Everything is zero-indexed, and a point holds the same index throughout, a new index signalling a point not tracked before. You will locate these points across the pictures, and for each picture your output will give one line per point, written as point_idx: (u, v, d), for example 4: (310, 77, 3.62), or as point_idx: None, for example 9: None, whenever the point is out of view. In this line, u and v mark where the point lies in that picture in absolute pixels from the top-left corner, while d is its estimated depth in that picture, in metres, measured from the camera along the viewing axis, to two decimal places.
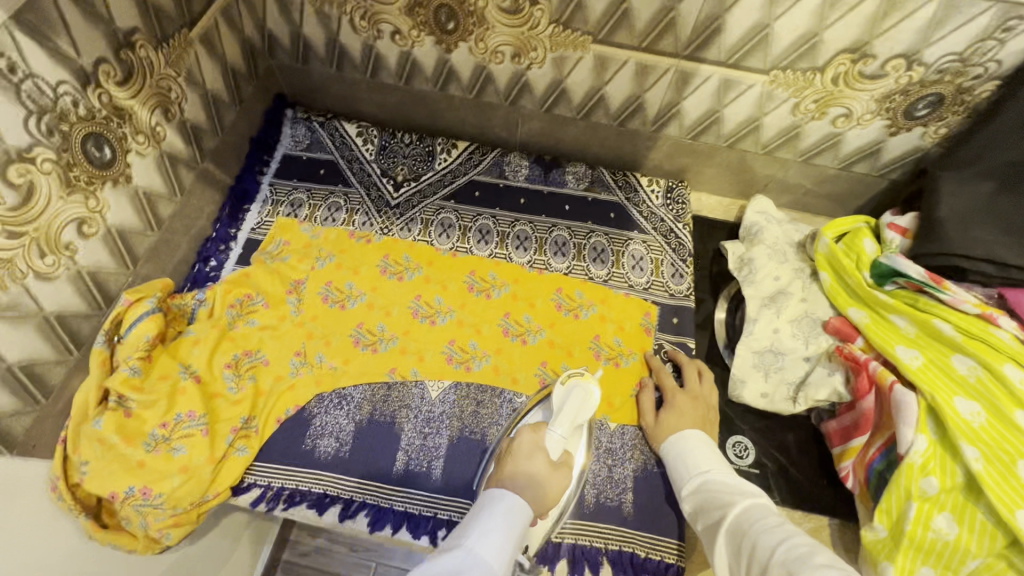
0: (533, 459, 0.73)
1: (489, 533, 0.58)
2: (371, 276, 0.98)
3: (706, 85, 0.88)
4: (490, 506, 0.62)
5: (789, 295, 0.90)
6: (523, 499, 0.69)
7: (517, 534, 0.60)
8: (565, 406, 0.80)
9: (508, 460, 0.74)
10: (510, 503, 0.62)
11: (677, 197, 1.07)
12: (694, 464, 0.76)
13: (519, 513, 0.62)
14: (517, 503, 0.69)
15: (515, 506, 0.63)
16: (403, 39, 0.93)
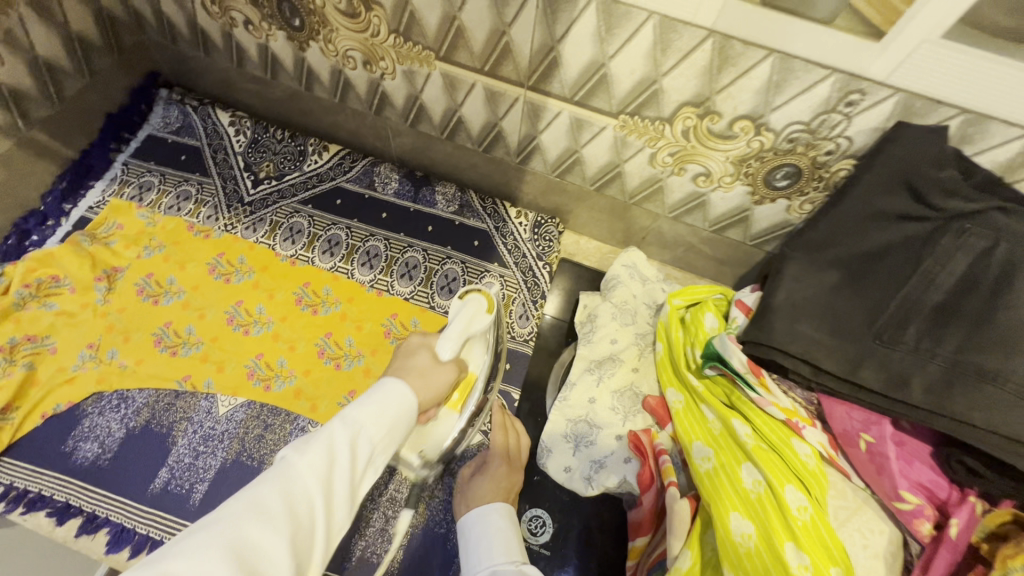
0: (415, 355, 0.62)
1: (365, 408, 0.50)
2: (198, 275, 0.92)
3: (558, 121, 0.81)
4: (377, 390, 0.53)
5: (619, 362, 0.81)
6: (376, 419, 0.50)
7: (392, 422, 0.51)
8: (454, 317, 0.66)
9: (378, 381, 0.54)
10: (391, 389, 0.53)
11: (545, 233, 1.00)
12: (472, 536, 0.64)
13: (395, 400, 0.52)
14: (368, 420, 0.49)
15: (396, 394, 0.53)
16: (257, 31, 0.88)
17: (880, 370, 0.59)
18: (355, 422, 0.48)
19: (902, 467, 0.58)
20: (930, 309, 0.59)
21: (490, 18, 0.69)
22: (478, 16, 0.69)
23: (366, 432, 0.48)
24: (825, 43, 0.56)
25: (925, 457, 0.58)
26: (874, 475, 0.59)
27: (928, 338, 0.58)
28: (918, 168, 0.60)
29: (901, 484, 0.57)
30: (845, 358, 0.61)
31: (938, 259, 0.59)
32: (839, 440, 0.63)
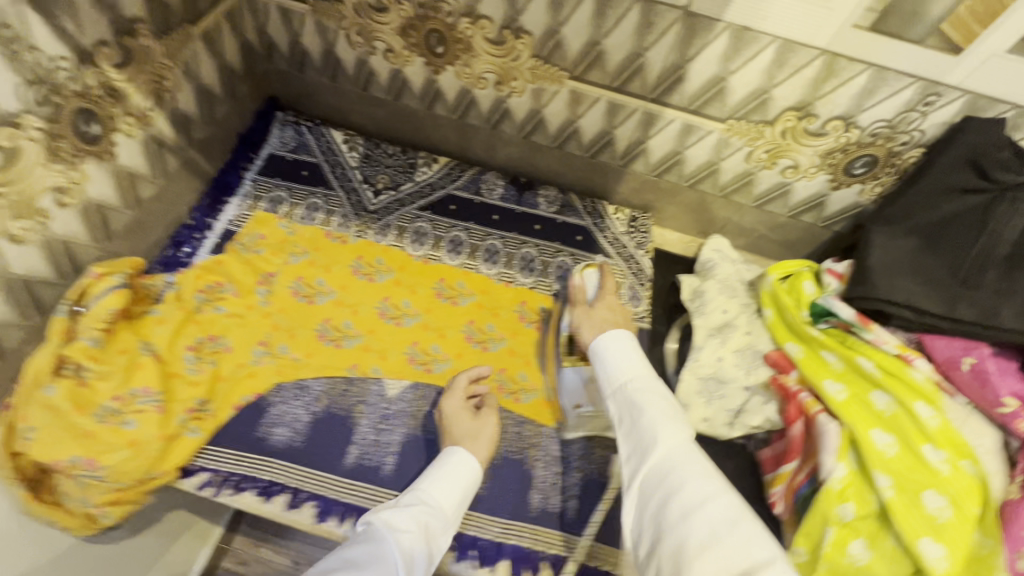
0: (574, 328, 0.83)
1: (619, 355, 0.76)
2: (343, 275, 1.02)
3: (669, 127, 0.96)
4: (440, 460, 0.77)
5: (734, 327, 0.96)
6: (630, 364, 0.75)
7: (637, 358, 0.76)
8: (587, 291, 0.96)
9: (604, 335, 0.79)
10: (621, 339, 0.78)
11: (640, 227, 1.15)
12: (673, 462, 0.62)
13: (628, 346, 0.77)
14: (629, 369, 0.74)
15: (627, 342, 0.78)
16: (395, 58, 0.99)
17: (972, 307, 0.76)
18: (624, 373, 0.74)
19: (1001, 380, 0.74)
20: (1000, 260, 0.76)
21: (631, 43, 0.83)
22: (621, 42, 0.84)
23: (632, 377, 0.73)
24: (915, 57, 0.74)
25: (1015, 371, 0.75)
26: (978, 388, 0.75)
27: (1003, 281, 0.76)
28: (983, 150, 0.78)
29: (1002, 393, 0.73)
30: (942, 301, 0.78)
31: (1001, 221, 0.76)
32: (943, 366, 0.79)
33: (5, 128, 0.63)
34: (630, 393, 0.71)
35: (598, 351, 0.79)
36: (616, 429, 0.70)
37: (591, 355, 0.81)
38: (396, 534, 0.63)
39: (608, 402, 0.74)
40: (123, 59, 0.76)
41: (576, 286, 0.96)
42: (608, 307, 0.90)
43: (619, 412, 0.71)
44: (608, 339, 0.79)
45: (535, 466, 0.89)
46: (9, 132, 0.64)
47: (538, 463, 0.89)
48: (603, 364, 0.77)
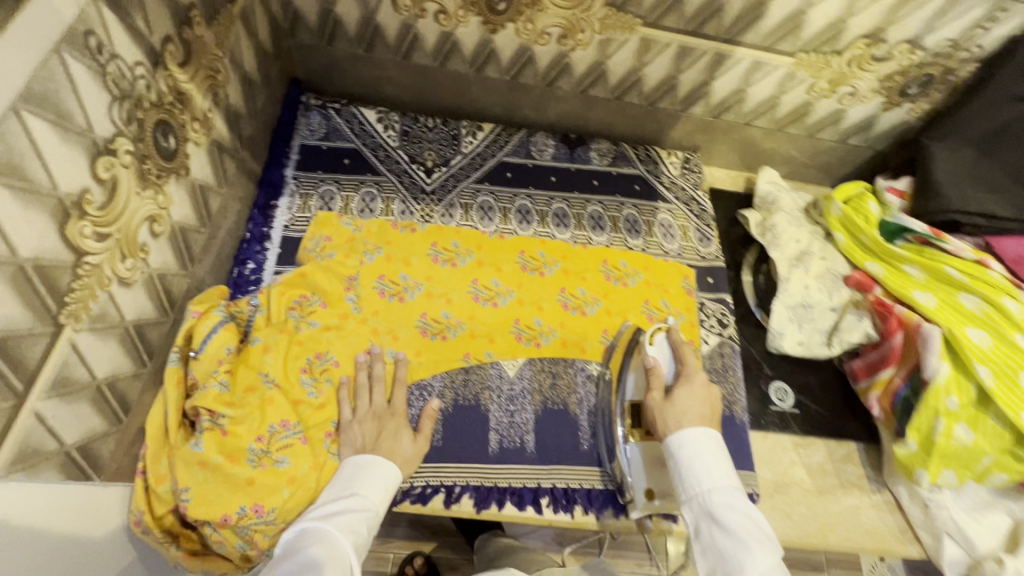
0: (678, 403, 0.75)
1: (694, 458, 0.68)
2: (424, 266, 0.96)
3: (737, 67, 0.96)
4: (345, 467, 0.72)
5: (811, 255, 1.01)
6: (706, 470, 0.67)
7: (719, 460, 0.68)
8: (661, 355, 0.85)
9: (675, 431, 0.72)
10: (697, 433, 0.70)
11: (693, 167, 1.15)
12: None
13: (710, 447, 0.69)
14: (707, 477, 0.67)
15: (704, 435, 0.70)
16: (448, 19, 0.92)
17: None
18: (700, 484, 0.67)
19: None
20: None
21: None
22: None
23: (711, 493, 0.66)
24: None
25: None
26: None
27: None
28: None
29: None
30: (1011, 203, 0.88)
31: None
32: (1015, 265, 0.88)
33: (104, 157, 0.54)
34: (715, 510, 0.64)
35: (673, 448, 0.71)
36: (692, 536, 0.65)
37: (664, 449, 0.72)
38: (340, 536, 0.61)
39: (687, 511, 0.67)
40: (185, 55, 0.66)
41: (651, 360, 0.84)
42: (690, 395, 0.75)
43: (698, 526, 0.65)
44: (690, 436, 0.70)
45: None
46: (108, 161, 0.55)
47: None
48: (679, 465, 0.69)
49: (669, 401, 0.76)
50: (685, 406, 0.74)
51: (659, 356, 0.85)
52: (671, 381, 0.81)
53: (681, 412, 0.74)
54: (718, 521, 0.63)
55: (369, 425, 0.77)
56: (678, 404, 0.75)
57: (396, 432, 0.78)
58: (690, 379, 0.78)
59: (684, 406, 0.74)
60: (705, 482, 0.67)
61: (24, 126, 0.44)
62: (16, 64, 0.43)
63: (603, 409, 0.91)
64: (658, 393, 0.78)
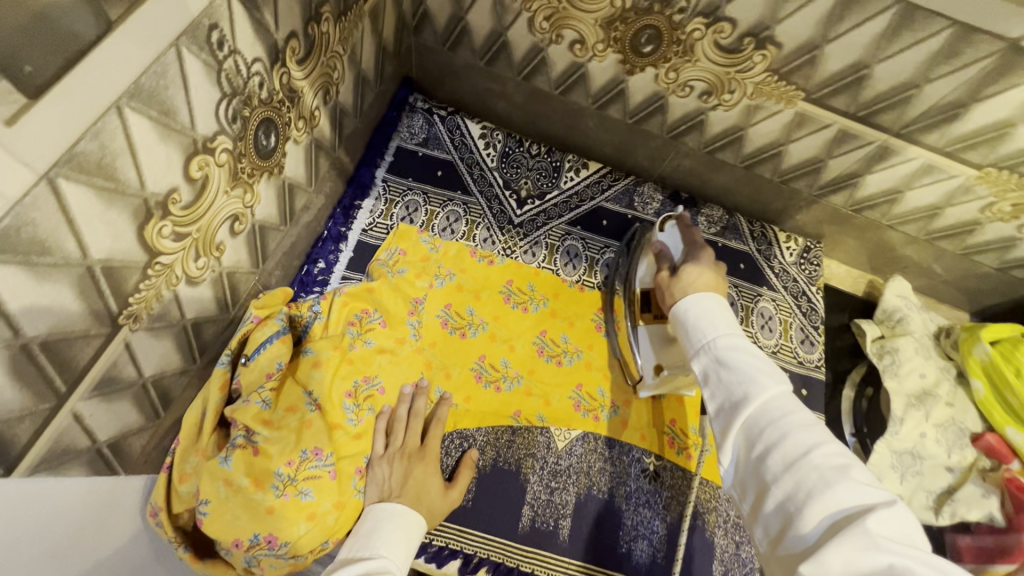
0: (688, 278, 0.68)
1: (697, 328, 0.60)
2: (494, 304, 0.90)
3: (904, 165, 0.81)
4: (369, 517, 0.67)
5: (936, 396, 0.86)
6: (712, 325, 0.59)
7: (726, 318, 0.60)
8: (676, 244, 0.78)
9: (676, 313, 0.64)
10: (701, 301, 0.62)
11: (811, 258, 1.01)
12: (774, 411, 0.50)
13: (716, 308, 0.61)
14: (713, 327, 0.58)
15: (710, 300, 0.62)
16: (583, 50, 0.83)
17: None
18: (705, 344, 0.58)
19: None
20: None
21: (912, 72, 0.68)
22: (898, 70, 0.68)
23: (716, 339, 0.57)
24: None
25: None
26: None
27: None
28: None
29: None
30: None
31: None
32: None
33: (199, 156, 0.50)
34: (720, 353, 0.55)
35: (680, 314, 0.63)
36: (701, 385, 0.57)
37: (672, 315, 0.65)
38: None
39: (695, 362, 0.58)
40: (306, 51, 0.61)
41: (657, 245, 0.78)
42: (697, 267, 0.68)
43: (706, 373, 0.56)
44: (694, 303, 0.62)
45: (714, 532, 0.82)
46: (202, 161, 0.50)
47: (717, 530, 0.82)
48: (686, 325, 0.62)
49: (677, 277, 0.69)
50: (692, 279, 0.67)
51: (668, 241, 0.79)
52: (677, 260, 0.75)
53: (688, 284, 0.67)
54: (724, 362, 0.55)
55: (396, 466, 0.73)
56: (685, 279, 0.68)
57: (426, 477, 0.73)
58: (697, 256, 0.71)
59: (694, 278, 0.67)
60: (715, 333, 0.58)
61: (122, 125, 0.40)
62: (130, 60, 0.38)
63: (650, 510, 0.81)
64: (667, 271, 0.71)
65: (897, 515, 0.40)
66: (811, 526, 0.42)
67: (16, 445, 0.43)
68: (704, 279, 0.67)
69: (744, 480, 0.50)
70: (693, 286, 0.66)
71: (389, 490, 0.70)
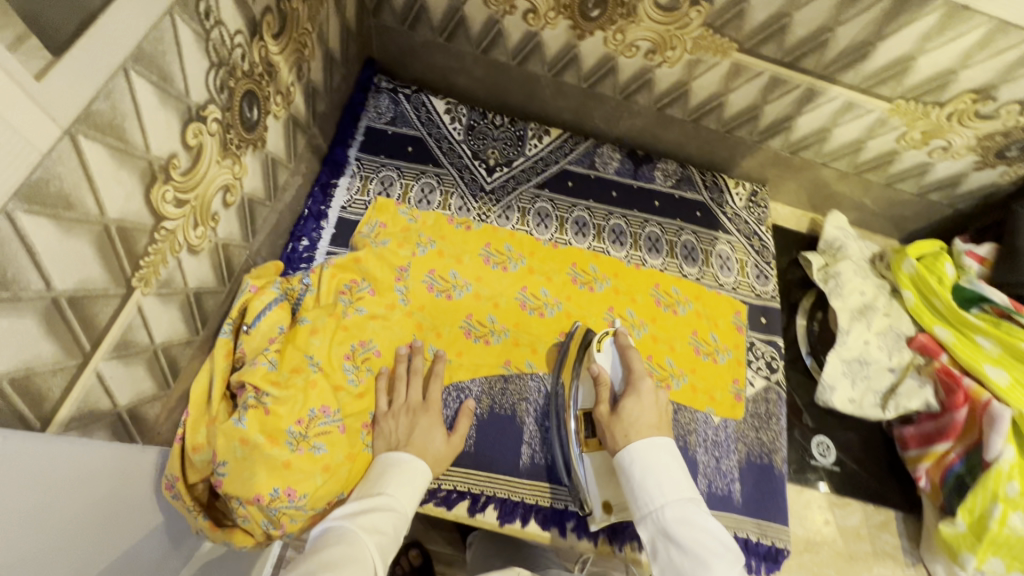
0: (637, 412, 0.71)
1: (648, 483, 0.64)
2: (475, 266, 0.94)
3: (829, 105, 0.91)
4: (380, 464, 0.71)
5: (875, 309, 0.97)
6: (663, 485, 0.63)
7: (675, 471, 0.65)
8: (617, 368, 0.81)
9: (621, 459, 0.67)
10: (649, 446, 0.66)
11: (759, 201, 1.11)
12: None
13: (666, 455, 0.66)
14: (666, 489, 0.63)
15: (660, 446, 0.67)
16: (536, 19, 0.89)
17: None
18: (654, 514, 0.62)
19: None
20: None
21: (825, 17, 0.77)
22: (814, 16, 0.77)
23: (665, 507, 0.62)
24: None
25: None
26: None
27: None
28: None
29: None
30: None
31: None
32: None
33: (194, 123, 0.53)
34: (670, 528, 0.60)
35: (624, 462, 0.67)
36: (649, 557, 0.62)
37: (617, 463, 0.68)
38: (363, 536, 0.58)
39: (642, 528, 0.63)
40: (280, 26, 0.65)
41: (596, 368, 0.80)
42: (638, 404, 0.72)
43: (655, 546, 0.61)
44: (641, 449, 0.66)
45: (696, 451, 0.88)
46: (196, 128, 0.54)
47: (698, 449, 0.88)
48: (631, 481, 0.65)
49: (617, 415, 0.72)
50: (632, 415, 0.71)
51: (606, 362, 0.82)
52: (618, 388, 0.78)
53: (629, 425, 0.70)
54: (676, 540, 0.59)
55: (401, 420, 0.76)
56: (625, 418, 0.71)
57: (429, 428, 0.75)
58: (636, 387, 0.74)
59: (636, 412, 0.71)
60: (662, 507, 0.62)
61: (129, 86, 0.43)
62: (132, 24, 0.42)
63: None
64: (606, 406, 0.74)
65: None
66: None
67: (50, 399, 0.45)
68: (651, 415, 0.71)
69: None
70: (636, 428, 0.69)
71: (396, 441, 0.73)
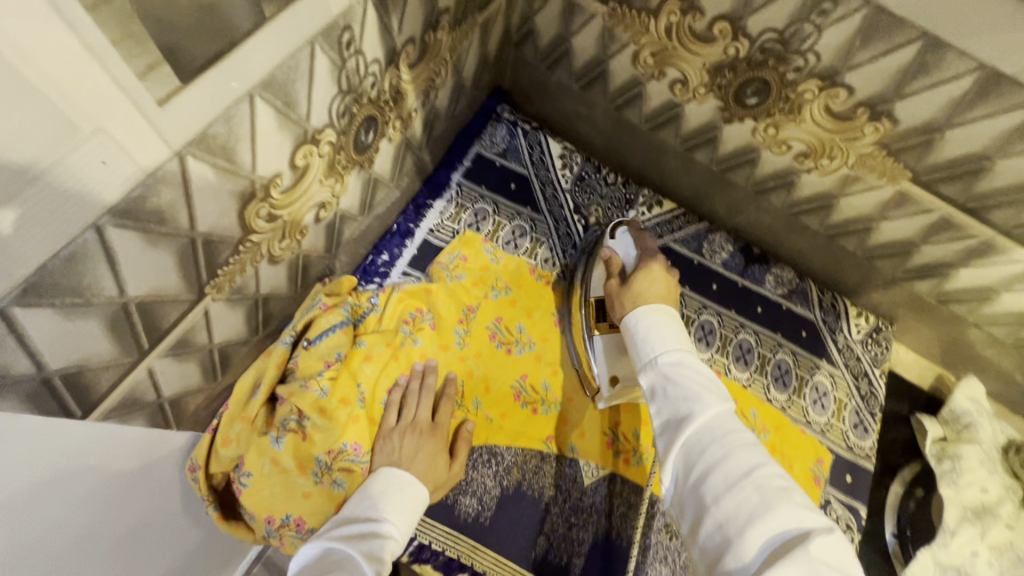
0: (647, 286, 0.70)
1: (651, 337, 0.60)
2: (545, 325, 0.89)
3: (1006, 265, 0.77)
4: (376, 479, 0.67)
5: (996, 516, 0.80)
6: (668, 337, 0.60)
7: (675, 329, 0.61)
8: (631, 248, 0.81)
9: (631, 324, 0.64)
10: (651, 315, 0.63)
11: (879, 340, 0.96)
12: (718, 429, 0.50)
13: (666, 318, 0.62)
14: (668, 338, 0.60)
15: (663, 313, 0.63)
16: (683, 91, 0.82)
17: None
18: (657, 356, 0.58)
19: None
20: None
21: None
22: (1022, 168, 0.64)
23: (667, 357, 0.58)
24: None
25: None
26: None
27: None
28: None
29: None
30: None
31: None
32: None
33: (306, 146, 0.52)
34: (669, 367, 0.56)
35: (631, 324, 0.63)
36: (647, 399, 0.57)
37: (623, 327, 0.65)
38: (369, 565, 0.56)
39: (642, 375, 0.59)
40: (418, 56, 0.63)
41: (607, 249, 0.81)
42: (649, 277, 0.71)
43: (652, 387, 0.57)
44: (646, 314, 0.63)
45: None
46: (308, 150, 0.52)
47: None
48: (635, 338, 0.62)
49: (626, 287, 0.72)
50: (640, 287, 0.70)
51: (618, 248, 0.81)
52: (629, 267, 0.77)
53: (638, 294, 0.69)
54: (673, 378, 0.55)
55: (406, 440, 0.72)
56: (634, 290, 0.70)
57: (434, 453, 0.72)
58: (648, 265, 0.73)
59: (646, 285, 0.70)
60: (670, 347, 0.58)
61: (251, 112, 0.42)
62: (268, 56, 0.40)
63: (665, 566, 0.80)
64: (617, 281, 0.74)
65: (835, 539, 0.42)
66: (759, 544, 0.43)
67: (99, 390, 0.45)
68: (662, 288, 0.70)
69: (683, 501, 0.50)
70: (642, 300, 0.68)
71: (400, 459, 0.70)
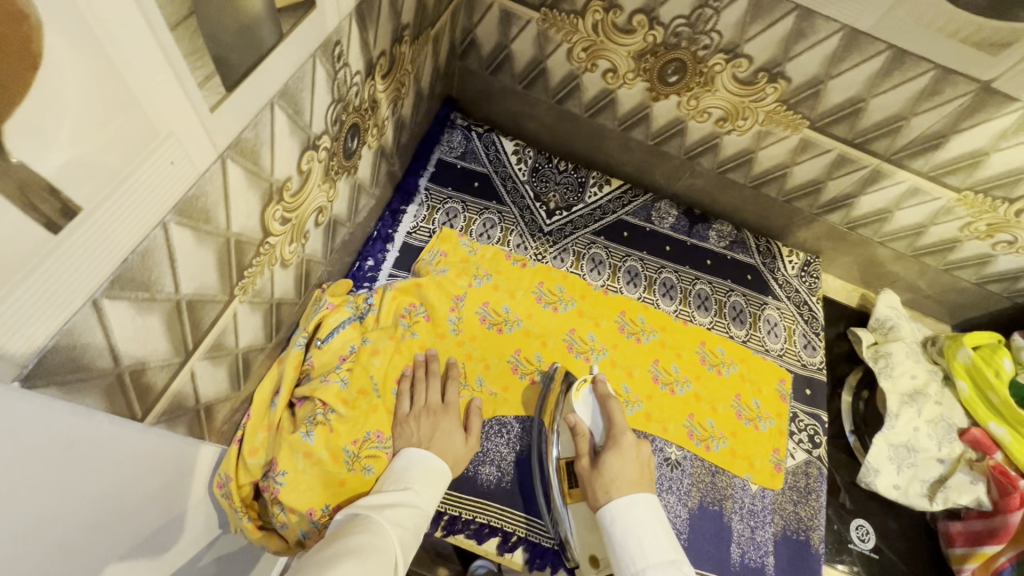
0: (620, 469, 0.73)
1: (632, 542, 0.66)
2: (528, 302, 0.95)
3: (894, 188, 0.93)
4: (400, 459, 0.70)
5: (926, 396, 0.95)
6: (648, 541, 0.66)
7: (653, 522, 0.68)
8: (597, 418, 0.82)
9: (606, 517, 0.69)
10: (628, 502, 0.69)
11: (811, 272, 1.12)
12: None
13: (645, 503, 0.69)
14: (649, 546, 0.66)
15: (641, 499, 0.70)
16: (614, 78, 0.94)
17: None
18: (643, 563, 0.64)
19: None
20: None
21: (901, 107, 0.80)
22: (889, 104, 0.80)
23: (651, 554, 0.65)
24: None
25: None
26: None
27: None
28: None
29: None
30: None
31: None
32: None
33: (309, 151, 0.58)
34: None
35: (607, 522, 0.69)
36: None
37: (599, 521, 0.70)
38: (386, 527, 0.58)
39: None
40: (388, 68, 0.70)
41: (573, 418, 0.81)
42: (620, 458, 0.74)
43: None
44: (621, 511, 0.69)
45: (731, 517, 0.87)
46: (310, 155, 0.58)
47: (733, 515, 0.87)
48: (615, 543, 0.67)
49: (599, 469, 0.74)
50: (613, 472, 0.73)
51: (586, 414, 0.82)
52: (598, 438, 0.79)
53: (610, 479, 0.72)
54: None
55: (422, 422, 0.75)
56: (606, 473, 0.73)
57: (450, 429, 0.76)
58: (617, 441, 0.76)
59: (613, 469, 0.73)
60: (650, 553, 0.65)
61: (271, 118, 0.48)
62: (284, 67, 0.47)
63: (673, 496, 0.86)
64: (587, 460, 0.76)
65: None
66: None
67: (154, 391, 0.48)
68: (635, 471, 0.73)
69: None
70: (617, 483, 0.71)
71: (418, 441, 0.73)
